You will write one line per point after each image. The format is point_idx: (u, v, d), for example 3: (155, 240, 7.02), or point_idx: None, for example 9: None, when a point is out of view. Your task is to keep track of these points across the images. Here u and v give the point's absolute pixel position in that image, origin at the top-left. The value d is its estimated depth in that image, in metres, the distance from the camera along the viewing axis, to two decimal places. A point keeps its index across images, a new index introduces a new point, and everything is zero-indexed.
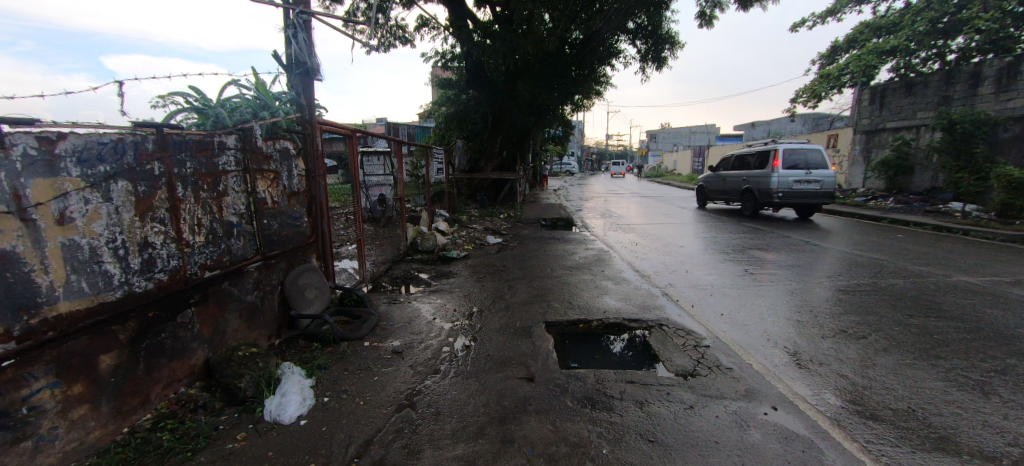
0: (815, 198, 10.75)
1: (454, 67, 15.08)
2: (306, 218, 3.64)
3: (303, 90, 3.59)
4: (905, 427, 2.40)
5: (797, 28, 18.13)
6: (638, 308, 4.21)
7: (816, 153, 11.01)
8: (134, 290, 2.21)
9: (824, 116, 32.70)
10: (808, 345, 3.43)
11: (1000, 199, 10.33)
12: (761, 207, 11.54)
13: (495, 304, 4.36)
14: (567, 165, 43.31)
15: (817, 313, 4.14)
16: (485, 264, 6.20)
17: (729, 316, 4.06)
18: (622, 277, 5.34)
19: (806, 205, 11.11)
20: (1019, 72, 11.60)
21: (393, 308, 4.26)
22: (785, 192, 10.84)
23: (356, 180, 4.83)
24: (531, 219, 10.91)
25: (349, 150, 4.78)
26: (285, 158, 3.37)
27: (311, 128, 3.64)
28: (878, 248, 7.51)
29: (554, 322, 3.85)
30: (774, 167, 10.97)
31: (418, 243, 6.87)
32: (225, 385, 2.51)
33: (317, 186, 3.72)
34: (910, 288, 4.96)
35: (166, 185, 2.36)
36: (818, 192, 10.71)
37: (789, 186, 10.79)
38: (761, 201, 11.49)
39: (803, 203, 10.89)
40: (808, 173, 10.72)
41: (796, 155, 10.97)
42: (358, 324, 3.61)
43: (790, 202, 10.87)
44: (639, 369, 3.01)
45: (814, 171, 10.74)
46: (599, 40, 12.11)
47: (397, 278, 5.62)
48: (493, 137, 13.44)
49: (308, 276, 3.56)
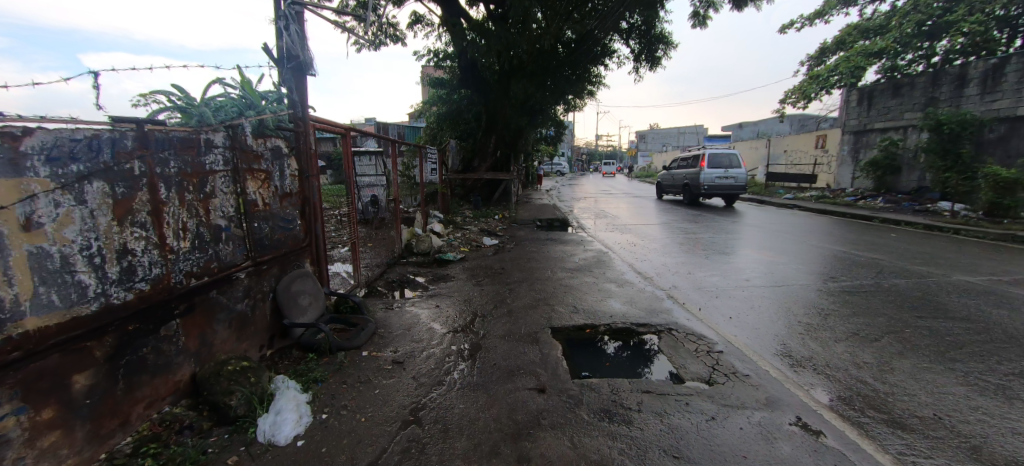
0: (731, 189, 14.37)
1: (446, 66, 14.91)
2: (300, 221, 3.44)
3: (296, 86, 3.39)
4: (936, 437, 2.30)
5: (786, 30, 18.34)
6: (645, 312, 4.08)
7: (734, 157, 14.69)
8: (112, 302, 2.01)
9: (811, 117, 33.23)
10: (823, 349, 3.33)
11: (988, 199, 10.48)
12: (695, 197, 15.09)
13: (497, 308, 4.21)
14: (557, 165, 43.22)
15: (826, 315, 4.06)
16: (482, 267, 6.02)
17: (737, 319, 3.95)
18: (625, 279, 5.22)
19: (727, 196, 14.72)
20: (1004, 73, 11.81)
21: (391, 315, 4.07)
22: (710, 185, 14.44)
23: (349, 181, 4.62)
24: (527, 219, 10.78)
25: (343, 149, 4.58)
26: (277, 157, 3.16)
27: (304, 126, 3.45)
28: (875, 248, 7.52)
29: (560, 328, 3.71)
30: (703, 167, 14.60)
31: (413, 246, 6.65)
32: (214, 403, 2.32)
33: (310, 186, 3.52)
34: (913, 288, 4.92)
35: (147, 186, 2.16)
36: (734, 185, 14.35)
37: (712, 180, 14.41)
38: (694, 192, 15.08)
39: (723, 193, 14.50)
40: (727, 171, 14.37)
41: (720, 157, 14.61)
42: (356, 331, 3.42)
43: (714, 192, 14.43)
44: (638, 374, 2.94)
45: (731, 170, 14.40)
46: (593, 41, 12.04)
47: (393, 281, 5.42)
48: (487, 137, 13.33)
49: (303, 282, 3.36)
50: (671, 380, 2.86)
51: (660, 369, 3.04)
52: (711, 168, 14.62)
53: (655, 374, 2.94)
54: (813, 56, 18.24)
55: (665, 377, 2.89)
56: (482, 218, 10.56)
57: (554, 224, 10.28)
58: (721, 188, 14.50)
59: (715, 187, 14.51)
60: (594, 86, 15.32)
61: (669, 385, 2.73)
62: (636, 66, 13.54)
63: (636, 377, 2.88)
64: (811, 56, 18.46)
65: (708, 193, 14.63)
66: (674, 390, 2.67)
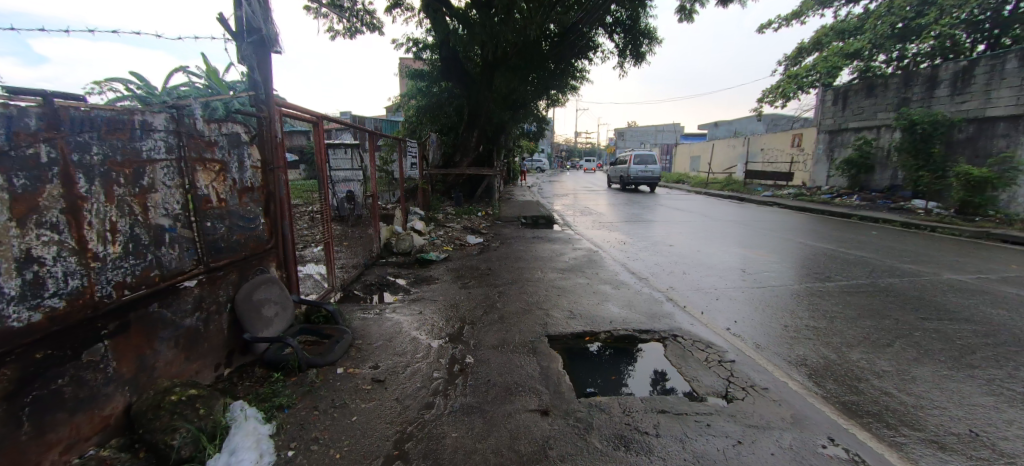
0: (651, 179, 19.71)
1: (426, 58, 14.45)
2: (264, 219, 3.01)
3: (257, 64, 2.95)
4: (980, 457, 2.06)
5: (764, 30, 18.61)
6: (645, 317, 3.81)
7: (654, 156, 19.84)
8: (11, 324, 1.60)
9: (785, 118, 34.13)
10: (838, 355, 3.11)
11: (959, 197, 10.77)
12: (626, 185, 20.25)
13: (487, 315, 3.85)
14: (537, 162, 42.93)
15: (833, 317, 3.85)
16: (467, 268, 5.66)
17: (743, 324, 3.71)
18: (620, 280, 4.96)
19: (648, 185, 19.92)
20: (972, 76, 12.10)
21: (370, 323, 3.67)
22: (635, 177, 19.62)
23: (322, 175, 4.16)
24: (511, 216, 10.48)
25: (315, 138, 4.11)
26: (234, 145, 2.71)
27: (269, 110, 3.01)
28: (861, 245, 7.49)
29: (558, 337, 3.38)
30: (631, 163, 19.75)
31: (393, 245, 6.28)
32: (151, 443, 1.90)
33: (276, 180, 3.08)
34: (908, 288, 4.80)
35: (61, 177, 1.73)
36: (651, 177, 19.55)
37: (636, 173, 19.57)
38: (627, 180, 20.37)
39: (645, 182, 19.79)
40: (647, 167, 19.53)
41: (643, 157, 19.82)
42: (329, 346, 3.01)
43: (639, 182, 19.61)
44: (621, 375, 2.86)
45: (650, 167, 19.55)
46: (578, 34, 11.78)
47: (371, 284, 4.99)
48: (469, 131, 12.82)
49: (264, 291, 2.92)
50: (653, 379, 2.81)
51: (645, 367, 3.00)
52: (637, 165, 19.81)
53: (637, 373, 2.90)
54: (790, 56, 18.50)
55: (647, 377, 2.84)
56: (464, 215, 10.19)
57: (538, 222, 10.02)
58: (644, 178, 19.74)
59: (639, 178, 19.69)
60: (577, 81, 15.07)
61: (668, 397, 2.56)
62: (621, 61, 13.33)
63: (623, 380, 2.79)
64: (788, 57, 18.74)
65: (634, 183, 19.78)
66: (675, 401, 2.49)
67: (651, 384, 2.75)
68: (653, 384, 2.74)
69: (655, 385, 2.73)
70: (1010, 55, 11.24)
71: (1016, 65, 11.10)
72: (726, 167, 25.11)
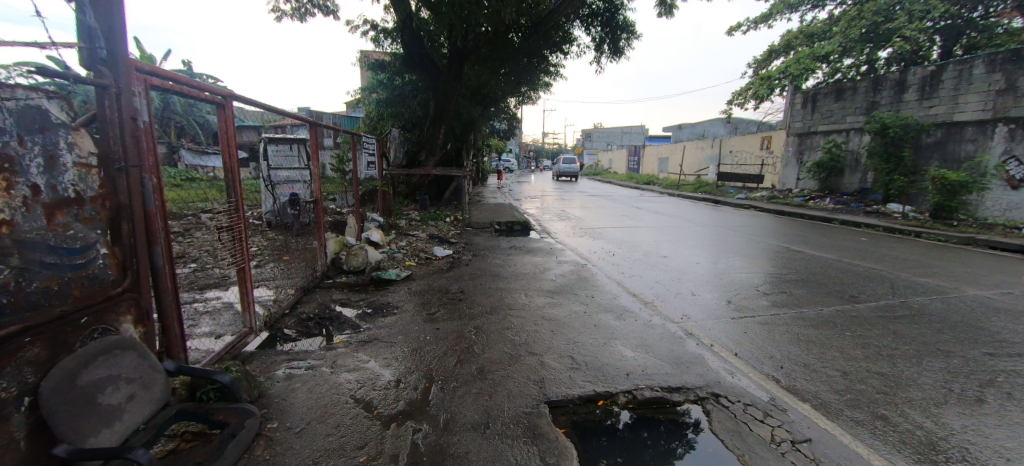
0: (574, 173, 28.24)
1: (388, 47, 13.24)
2: (103, 248, 1.91)
3: (90, 2, 1.88)
4: None
5: (733, 32, 18.53)
6: (670, 365, 2.90)
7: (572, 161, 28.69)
8: None
9: (746, 124, 35.32)
10: (934, 423, 2.33)
11: (934, 200, 10.67)
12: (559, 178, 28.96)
13: (461, 368, 2.86)
14: (506, 162, 42.12)
15: (892, 357, 3.10)
16: (434, 290, 4.62)
17: (795, 369, 2.87)
18: (621, 306, 4.11)
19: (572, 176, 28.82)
20: (940, 80, 12.07)
21: (294, 392, 2.56)
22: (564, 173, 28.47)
23: (232, 175, 3.04)
24: (483, 222, 9.55)
25: (219, 125, 2.97)
26: (36, 129, 1.62)
27: (119, 75, 1.96)
28: (861, 254, 7.00)
29: (559, 402, 2.46)
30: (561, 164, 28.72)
31: (343, 262, 5.20)
32: None
33: (128, 187, 2.00)
34: (944, 309, 4.17)
35: None
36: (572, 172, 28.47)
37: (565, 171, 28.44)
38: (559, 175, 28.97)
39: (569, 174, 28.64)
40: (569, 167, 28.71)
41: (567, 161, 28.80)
42: (218, 441, 2.00)
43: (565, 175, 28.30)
44: (613, 399, 2.51)
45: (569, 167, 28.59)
46: (552, 24, 10.73)
47: (310, 318, 3.86)
48: (435, 127, 11.61)
49: (97, 368, 1.81)
50: (647, 399, 2.52)
51: (649, 397, 2.54)
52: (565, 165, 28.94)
53: (641, 404, 2.48)
54: (761, 58, 18.35)
55: (646, 401, 2.51)
56: (430, 221, 9.09)
57: (514, 227, 9.18)
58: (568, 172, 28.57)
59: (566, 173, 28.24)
60: (550, 76, 14.21)
61: (649, 409, 2.45)
62: (597, 56, 12.59)
63: (609, 390, 2.58)
64: (757, 60, 18.64)
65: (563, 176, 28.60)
66: (658, 422, 2.35)
67: (636, 393, 2.57)
68: (640, 394, 2.55)
69: (641, 395, 2.55)
70: (977, 61, 11.26)
71: (984, 70, 11.14)
72: (695, 169, 25.07)
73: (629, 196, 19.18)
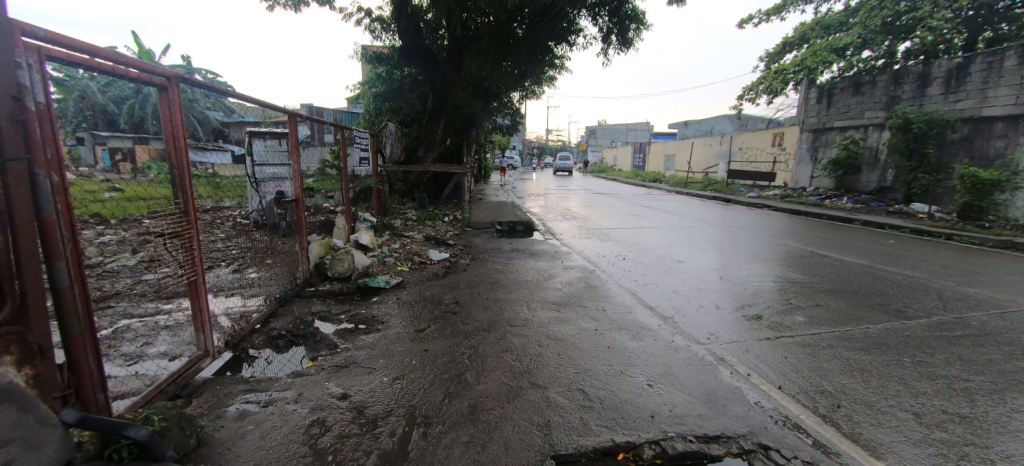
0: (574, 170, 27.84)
1: (386, 39, 12.72)
2: None
3: None
4: None
5: (745, 25, 17.86)
6: (704, 403, 2.40)
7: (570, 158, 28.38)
8: None
9: (756, 122, 34.57)
10: None
11: (962, 200, 10.05)
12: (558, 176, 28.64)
13: (450, 404, 2.37)
14: (509, 159, 41.41)
15: (968, 393, 2.57)
16: (426, 301, 4.12)
17: (856, 410, 2.36)
18: (637, 321, 3.61)
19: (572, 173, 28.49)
20: (967, 73, 11.41)
21: (241, 438, 2.08)
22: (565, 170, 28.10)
23: (180, 171, 2.56)
24: (484, 222, 9.05)
25: (162, 112, 2.48)
26: None
27: None
28: (894, 259, 6.42)
29: (568, 456, 1.97)
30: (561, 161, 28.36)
31: (327, 268, 4.69)
32: None
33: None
34: (1009, 328, 3.63)
35: None
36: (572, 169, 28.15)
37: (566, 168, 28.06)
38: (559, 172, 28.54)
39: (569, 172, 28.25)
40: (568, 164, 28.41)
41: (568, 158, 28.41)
42: None
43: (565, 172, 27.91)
44: (635, 449, 2.03)
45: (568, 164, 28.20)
46: (556, 13, 10.16)
47: (281, 336, 3.37)
48: (434, 122, 11.08)
49: None
50: (682, 450, 2.03)
51: (683, 447, 2.05)
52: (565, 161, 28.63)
53: (671, 453, 2.01)
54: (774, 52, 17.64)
55: (678, 452, 2.02)
56: (427, 221, 8.58)
57: (517, 228, 8.67)
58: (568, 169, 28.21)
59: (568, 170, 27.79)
60: (555, 69, 13.64)
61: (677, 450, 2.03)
62: (605, 47, 12.01)
63: (632, 437, 2.09)
64: (770, 53, 17.92)
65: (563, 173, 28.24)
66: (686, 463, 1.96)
67: (664, 438, 2.10)
68: (669, 438, 2.10)
69: (670, 438, 2.10)
70: (1009, 51, 10.57)
71: (1016, 62, 10.45)
72: (704, 167, 24.39)
73: (636, 194, 18.62)
